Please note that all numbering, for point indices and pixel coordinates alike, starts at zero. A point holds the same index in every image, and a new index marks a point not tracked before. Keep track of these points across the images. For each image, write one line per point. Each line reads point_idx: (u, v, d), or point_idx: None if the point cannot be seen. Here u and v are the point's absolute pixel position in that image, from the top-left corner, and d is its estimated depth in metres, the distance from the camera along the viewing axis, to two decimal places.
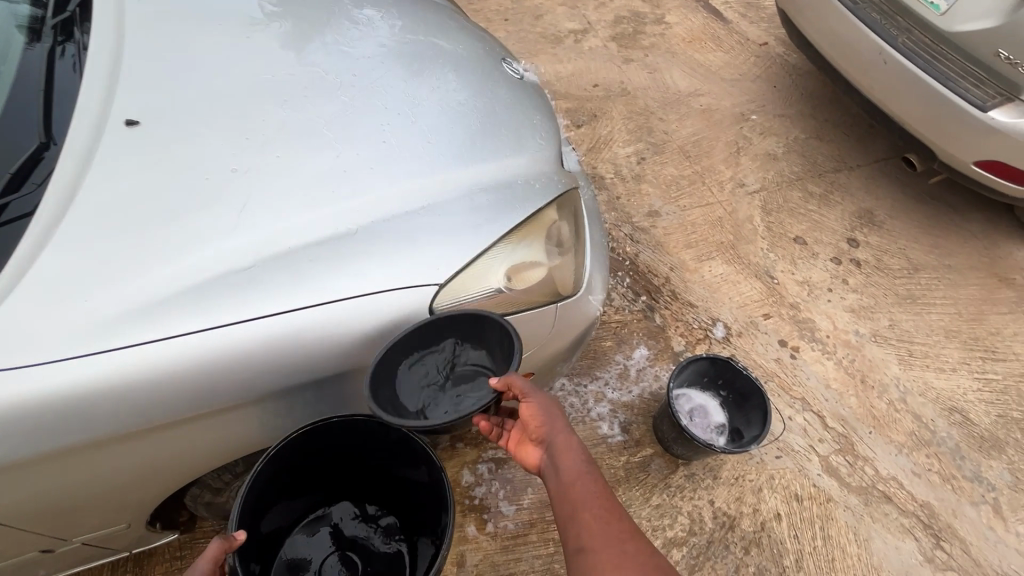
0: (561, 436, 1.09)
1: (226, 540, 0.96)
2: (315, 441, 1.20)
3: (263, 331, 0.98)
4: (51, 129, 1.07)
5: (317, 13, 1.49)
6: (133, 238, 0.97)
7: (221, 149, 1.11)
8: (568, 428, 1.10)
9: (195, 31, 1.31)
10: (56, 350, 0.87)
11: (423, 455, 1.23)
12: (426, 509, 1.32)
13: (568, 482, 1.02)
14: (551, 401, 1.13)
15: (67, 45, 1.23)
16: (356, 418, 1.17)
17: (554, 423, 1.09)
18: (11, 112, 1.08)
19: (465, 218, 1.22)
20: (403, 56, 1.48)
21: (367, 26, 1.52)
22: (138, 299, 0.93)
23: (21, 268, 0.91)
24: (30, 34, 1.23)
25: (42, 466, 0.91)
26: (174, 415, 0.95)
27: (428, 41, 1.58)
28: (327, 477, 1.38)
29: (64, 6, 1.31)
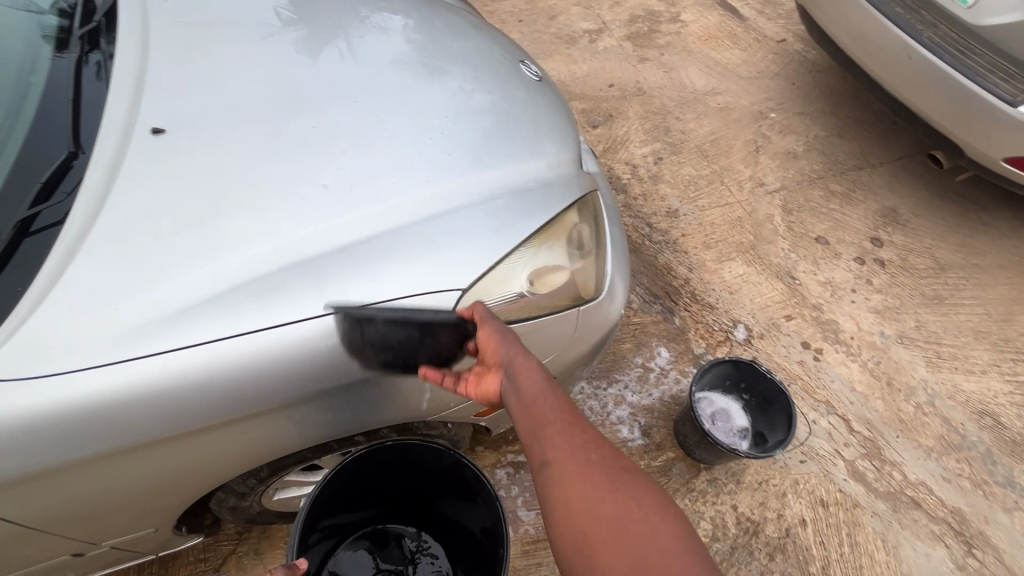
0: (518, 357, 1.03)
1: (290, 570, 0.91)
2: (369, 463, 1.24)
3: (288, 339, 0.98)
4: (81, 139, 1.09)
5: (337, 19, 1.50)
6: (160, 246, 0.98)
7: (244, 156, 1.11)
8: (524, 349, 1.05)
9: (217, 39, 1.32)
10: (86, 358, 0.87)
11: (476, 486, 1.24)
12: (473, 544, 1.33)
13: (529, 401, 0.98)
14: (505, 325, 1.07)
15: (94, 54, 1.25)
16: (409, 444, 1.22)
17: (511, 347, 1.03)
18: (42, 122, 1.10)
19: (487, 223, 1.21)
20: (421, 60, 1.48)
21: (385, 31, 1.52)
22: (164, 306, 0.93)
23: (53, 277, 0.92)
24: (60, 45, 1.26)
25: (75, 473, 0.92)
26: (202, 422, 0.96)
27: (445, 44, 1.58)
28: (377, 499, 1.41)
29: (91, 16, 1.34)
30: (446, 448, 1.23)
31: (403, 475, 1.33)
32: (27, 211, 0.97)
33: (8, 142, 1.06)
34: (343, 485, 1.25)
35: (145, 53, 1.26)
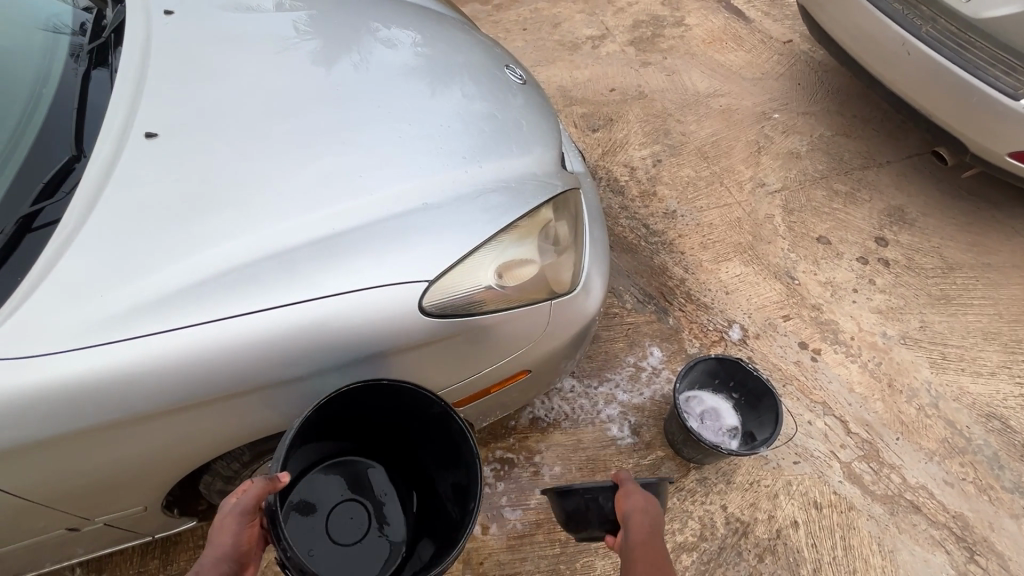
0: (640, 511, 1.07)
1: (271, 481, 0.97)
2: (360, 397, 1.20)
3: (260, 322, 1.04)
4: (83, 145, 1.18)
5: (330, 28, 1.58)
6: (145, 240, 1.05)
7: (230, 157, 1.19)
8: (654, 510, 1.08)
9: (214, 51, 1.41)
10: (73, 344, 0.95)
11: (460, 439, 1.24)
12: (442, 503, 1.35)
13: (633, 546, 1.01)
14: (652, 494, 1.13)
15: (101, 70, 1.35)
16: (405, 386, 1.17)
17: (639, 502, 1.09)
18: (50, 129, 1.20)
19: (459, 218, 1.25)
20: (409, 66, 1.54)
21: (376, 39, 1.60)
22: (147, 294, 1.01)
23: (48, 266, 1.00)
24: (71, 60, 1.36)
25: (65, 447, 1.00)
26: (180, 402, 1.02)
27: (434, 51, 1.64)
28: (360, 428, 1.40)
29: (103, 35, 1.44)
30: (436, 398, 1.20)
31: (397, 414, 1.32)
32: (30, 208, 1.07)
33: (18, 147, 1.16)
34: (342, 409, 1.22)
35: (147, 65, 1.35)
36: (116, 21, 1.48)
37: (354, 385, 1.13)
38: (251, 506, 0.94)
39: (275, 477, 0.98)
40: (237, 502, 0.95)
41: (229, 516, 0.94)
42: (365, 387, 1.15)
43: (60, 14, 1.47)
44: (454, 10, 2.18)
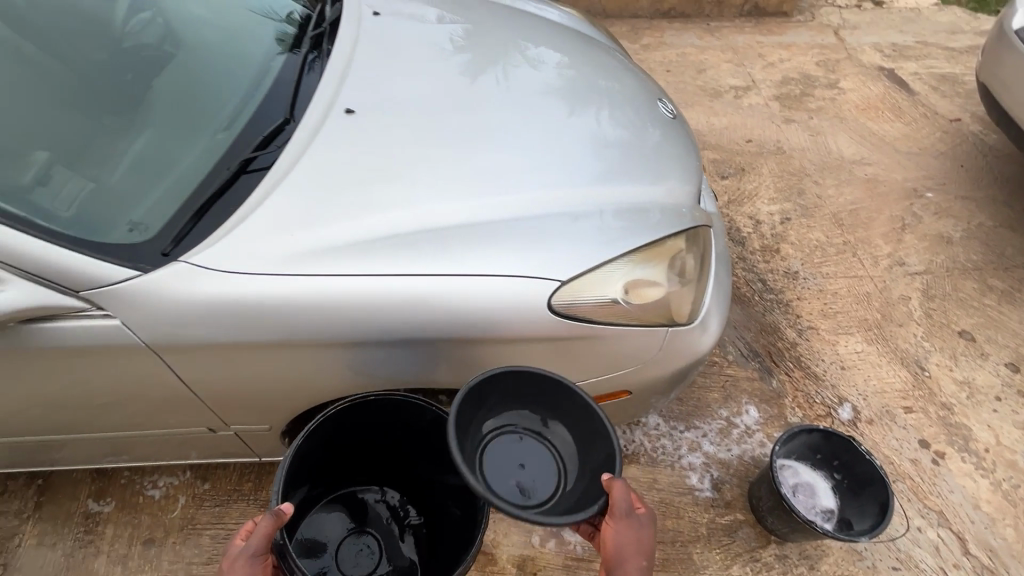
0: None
1: (277, 516, 1.06)
2: (354, 415, 1.26)
3: (407, 285, 1.14)
4: (290, 117, 1.38)
5: (485, 43, 1.73)
6: (328, 195, 1.20)
7: (406, 141, 1.35)
8: (642, 562, 1.07)
9: (407, 52, 1.61)
10: (262, 268, 1.09)
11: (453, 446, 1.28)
12: (446, 505, 1.42)
13: None
14: (639, 530, 1.08)
15: (313, 55, 1.57)
16: (395, 396, 1.23)
17: (631, 562, 1.06)
18: (269, 98, 1.42)
19: (595, 233, 1.30)
20: (550, 85, 1.65)
21: (524, 57, 1.73)
22: (320, 239, 1.14)
23: (256, 202, 1.17)
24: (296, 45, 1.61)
25: (229, 357, 1.14)
26: (327, 339, 1.14)
27: (574, 73, 1.74)
28: (356, 458, 1.45)
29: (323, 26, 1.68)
30: (428, 404, 1.24)
31: (392, 436, 1.38)
32: (249, 154, 1.26)
33: (243, 110, 1.38)
34: (340, 429, 1.29)
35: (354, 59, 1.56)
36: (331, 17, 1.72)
37: (340, 405, 1.22)
38: (262, 545, 1.03)
39: (279, 512, 1.07)
40: (248, 544, 1.04)
41: (241, 558, 1.02)
42: (353, 406, 1.23)
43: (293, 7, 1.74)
44: (613, 43, 2.28)
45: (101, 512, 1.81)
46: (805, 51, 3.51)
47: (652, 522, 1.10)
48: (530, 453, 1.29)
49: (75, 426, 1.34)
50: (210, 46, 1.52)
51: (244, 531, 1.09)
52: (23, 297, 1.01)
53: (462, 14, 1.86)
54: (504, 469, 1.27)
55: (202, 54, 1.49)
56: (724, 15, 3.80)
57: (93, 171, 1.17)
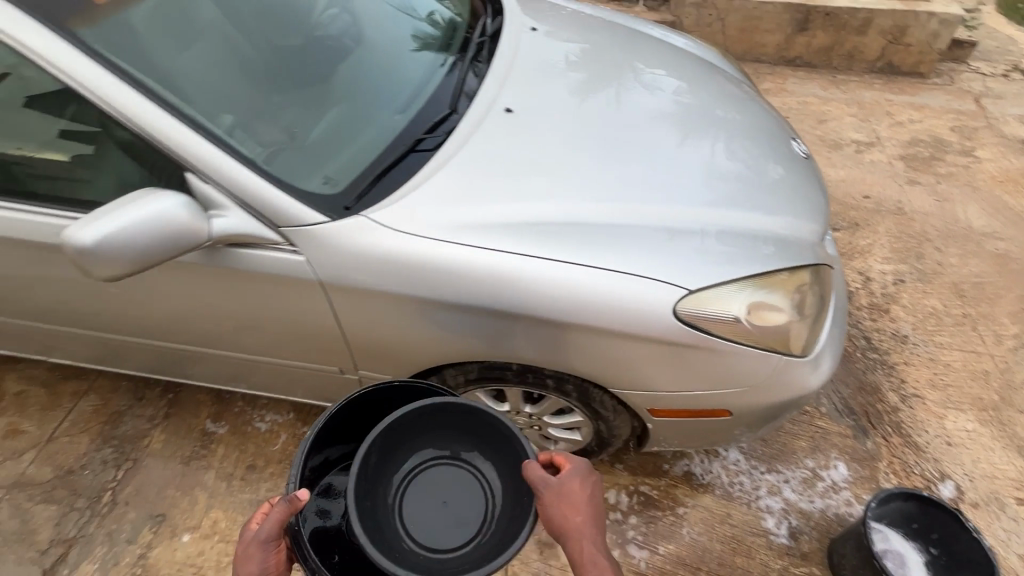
0: (573, 531, 1.01)
1: (291, 502, 1.00)
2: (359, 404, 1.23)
3: (547, 269, 1.25)
4: (439, 112, 1.52)
5: (602, 64, 1.83)
6: (484, 179, 1.34)
7: (553, 142, 1.47)
8: (579, 510, 1.03)
9: (558, 66, 1.76)
10: (423, 232, 1.24)
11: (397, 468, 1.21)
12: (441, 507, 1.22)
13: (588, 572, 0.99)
14: (567, 483, 1.05)
15: (452, 59, 1.70)
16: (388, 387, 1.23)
17: (568, 518, 1.02)
18: (418, 92, 1.57)
19: (724, 251, 1.35)
20: (665, 109, 1.70)
21: (639, 80, 1.80)
22: (476, 216, 1.27)
23: (424, 176, 1.33)
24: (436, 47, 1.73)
25: (378, 304, 1.27)
26: (464, 305, 1.26)
27: (693, 100, 1.80)
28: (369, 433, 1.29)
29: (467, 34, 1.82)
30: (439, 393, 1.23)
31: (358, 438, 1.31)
32: (420, 135, 1.43)
33: (398, 98, 1.53)
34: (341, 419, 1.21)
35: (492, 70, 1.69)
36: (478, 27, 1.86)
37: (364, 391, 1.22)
38: (274, 532, 0.98)
39: (295, 497, 1.00)
40: (261, 529, 0.99)
41: (254, 542, 0.98)
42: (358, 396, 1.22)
43: (439, 10, 1.88)
44: (745, 79, 2.32)
45: (216, 433, 2.04)
46: (939, 114, 3.36)
47: (580, 470, 1.07)
48: (455, 491, 1.21)
49: (222, 341, 1.53)
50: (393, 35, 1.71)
51: (259, 514, 1.05)
52: (238, 223, 1.20)
53: (586, 35, 1.98)
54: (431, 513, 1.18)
55: (386, 41, 1.68)
56: (853, 69, 3.72)
57: (289, 129, 1.33)
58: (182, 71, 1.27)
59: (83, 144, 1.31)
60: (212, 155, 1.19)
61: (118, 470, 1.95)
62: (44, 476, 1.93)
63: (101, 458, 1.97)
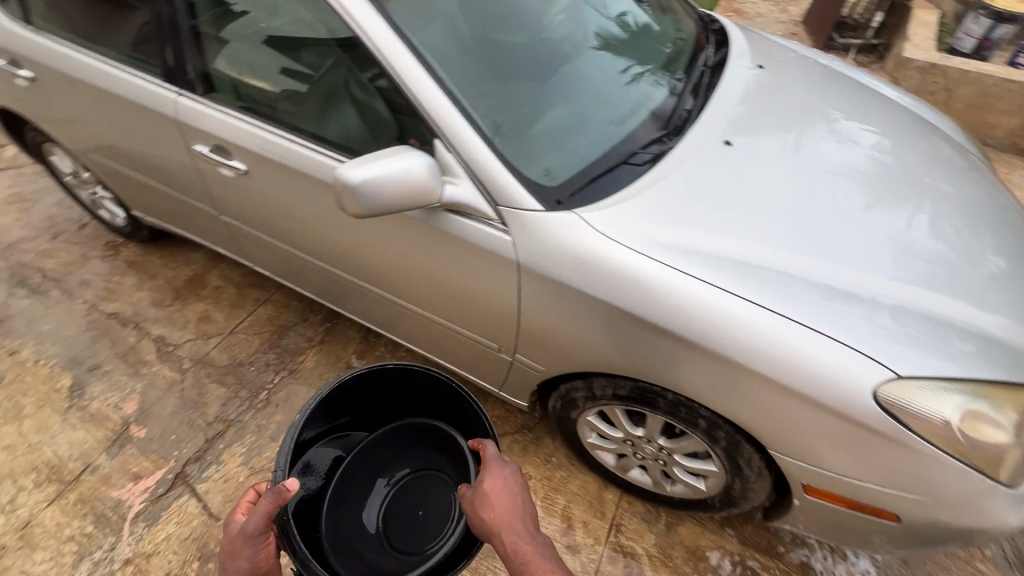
0: (491, 529, 1.14)
1: (278, 493, 1.07)
2: (362, 391, 1.51)
3: (727, 303, 1.22)
4: (624, 126, 1.52)
5: (786, 103, 1.73)
6: (689, 206, 1.35)
7: (764, 186, 1.43)
8: (495, 507, 1.16)
9: (780, 109, 1.70)
10: (622, 243, 1.28)
11: (373, 471, 1.60)
12: (413, 509, 1.57)
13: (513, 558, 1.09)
14: (483, 484, 1.20)
15: (635, 67, 1.66)
16: (387, 368, 1.49)
17: (482, 518, 1.15)
18: (601, 97, 1.55)
19: (941, 342, 1.21)
20: (874, 171, 1.57)
21: (830, 127, 1.67)
22: (675, 241, 1.29)
23: (635, 190, 1.36)
24: (617, 50, 1.68)
25: (558, 298, 1.34)
26: (639, 321, 1.28)
27: (899, 162, 1.64)
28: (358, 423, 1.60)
29: (658, 47, 1.76)
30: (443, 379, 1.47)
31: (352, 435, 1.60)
32: (635, 149, 1.46)
33: (588, 100, 1.53)
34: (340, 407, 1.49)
35: (671, 95, 1.65)
36: (666, 42, 1.81)
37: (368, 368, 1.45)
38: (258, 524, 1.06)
39: (279, 490, 1.08)
40: (249, 523, 1.07)
41: (244, 537, 1.07)
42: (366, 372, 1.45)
43: (632, 11, 1.83)
44: (981, 158, 2.05)
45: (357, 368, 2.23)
46: None
47: (496, 470, 1.22)
48: (426, 497, 1.58)
49: (392, 287, 1.71)
50: (624, 39, 1.72)
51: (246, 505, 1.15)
52: (465, 194, 1.31)
53: (811, 82, 1.88)
54: (402, 517, 1.55)
55: (618, 44, 1.69)
56: None
57: (517, 115, 1.40)
58: (446, 45, 1.40)
59: (338, 90, 1.50)
60: (460, 128, 1.30)
61: (276, 374, 2.20)
62: (222, 360, 2.23)
63: (266, 359, 2.25)
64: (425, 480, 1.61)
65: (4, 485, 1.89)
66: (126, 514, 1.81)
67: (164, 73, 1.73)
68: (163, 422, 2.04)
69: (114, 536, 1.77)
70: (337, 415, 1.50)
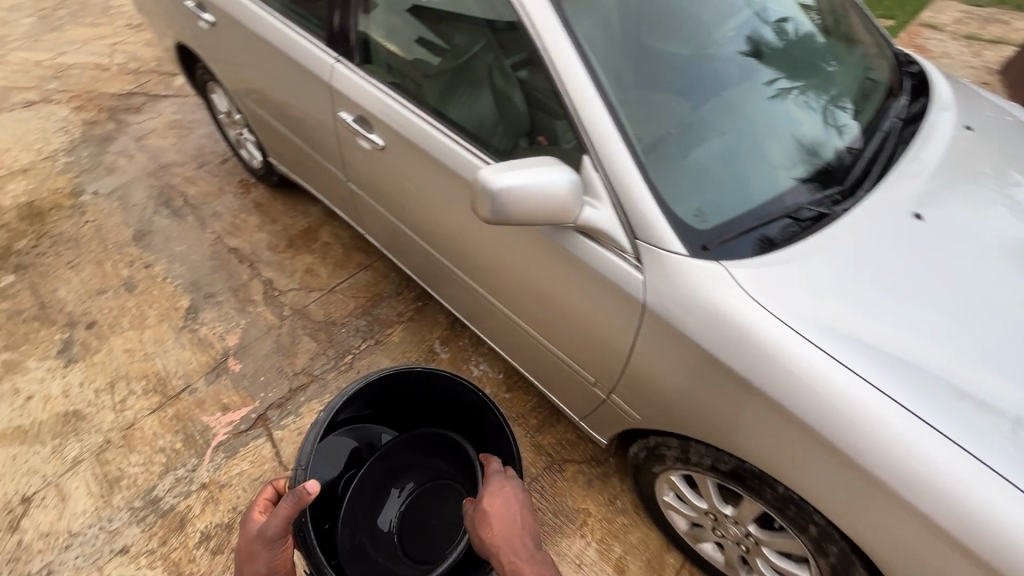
0: (489, 547, 1.13)
1: (298, 497, 1.08)
2: (396, 384, 1.56)
3: (871, 401, 1.04)
4: (767, 159, 1.31)
5: (971, 165, 1.45)
6: (855, 284, 1.16)
7: (956, 275, 1.19)
8: (493, 524, 1.15)
9: (989, 182, 1.41)
10: (767, 311, 1.12)
11: (391, 476, 1.63)
12: (426, 519, 1.61)
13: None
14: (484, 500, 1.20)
15: (782, 80, 1.42)
16: (422, 370, 1.53)
17: (482, 534, 1.15)
18: (742, 118, 1.34)
19: None
20: None
21: None
22: (831, 321, 1.11)
23: (795, 252, 1.19)
24: (769, 57, 1.44)
25: (677, 352, 1.22)
26: (766, 401, 1.12)
27: None
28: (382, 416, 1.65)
29: (813, 62, 1.50)
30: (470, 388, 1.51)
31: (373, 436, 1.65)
32: (803, 202, 1.27)
33: (730, 120, 1.33)
34: (370, 398, 1.54)
35: (820, 122, 1.40)
36: (830, 59, 1.55)
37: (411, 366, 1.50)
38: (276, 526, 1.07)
39: (300, 492, 1.08)
40: (267, 525, 1.08)
41: (260, 539, 1.07)
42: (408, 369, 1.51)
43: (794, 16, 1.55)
44: None
45: (439, 354, 2.22)
46: None
47: (498, 486, 1.22)
48: (440, 508, 1.63)
49: (491, 286, 1.68)
50: (805, 63, 1.49)
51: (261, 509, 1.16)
52: (603, 220, 1.22)
53: None
54: (414, 526, 1.60)
55: (797, 67, 1.47)
56: None
57: (674, 140, 1.26)
58: (615, 51, 1.27)
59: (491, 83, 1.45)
60: (614, 149, 1.20)
61: (362, 341, 2.25)
62: (318, 316, 2.32)
63: (356, 325, 2.30)
64: (440, 492, 1.65)
65: (119, 384, 2.09)
66: (210, 441, 1.94)
67: (327, 38, 1.77)
68: (256, 362, 2.16)
69: (197, 458, 1.90)
70: (365, 405, 1.55)
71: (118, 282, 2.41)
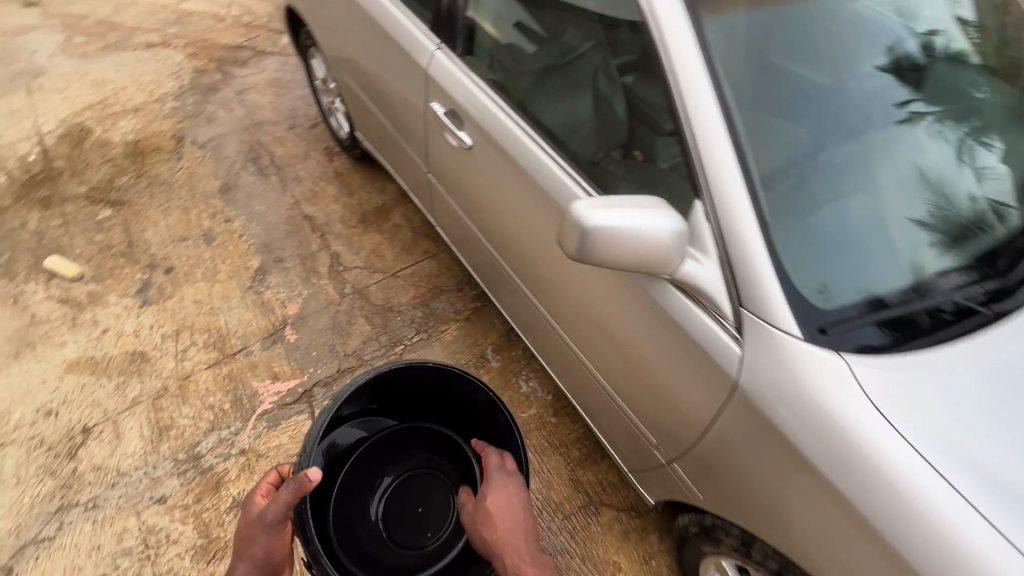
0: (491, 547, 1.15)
1: (299, 486, 1.06)
2: (408, 380, 1.45)
3: (1002, 562, 0.84)
4: (897, 216, 1.09)
5: None
6: (1006, 411, 0.94)
7: None
8: (497, 524, 1.16)
9: None
10: (891, 424, 0.93)
11: (384, 463, 1.56)
12: (413, 507, 1.56)
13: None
14: (488, 499, 1.20)
15: (916, 102, 1.16)
16: (437, 369, 1.41)
17: (486, 535, 1.16)
18: (867, 150, 1.11)
19: None
20: None
21: None
22: (968, 453, 0.91)
23: (935, 357, 0.99)
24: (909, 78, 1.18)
25: (765, 442, 1.05)
26: (865, 528, 0.94)
27: None
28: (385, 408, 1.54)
29: (960, 82, 1.22)
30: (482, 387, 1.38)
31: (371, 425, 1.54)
32: (955, 293, 1.04)
33: (857, 157, 1.10)
34: (379, 390, 1.43)
35: (951, 157, 1.15)
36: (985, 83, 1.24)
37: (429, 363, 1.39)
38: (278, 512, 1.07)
39: (300, 481, 1.06)
40: (267, 511, 1.08)
41: (261, 526, 1.08)
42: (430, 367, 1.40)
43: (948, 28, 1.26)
44: None
45: (490, 361, 2.13)
46: None
47: (501, 483, 1.22)
48: (428, 497, 1.58)
49: (547, 299, 1.58)
50: (963, 95, 1.21)
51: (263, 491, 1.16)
52: (705, 277, 1.05)
53: None
54: (400, 515, 1.55)
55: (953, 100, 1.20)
56: None
57: (804, 193, 1.06)
58: (750, 78, 1.08)
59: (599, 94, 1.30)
60: (734, 197, 1.02)
61: (415, 333, 2.20)
62: (376, 299, 2.29)
63: (412, 315, 2.25)
64: (429, 482, 1.59)
65: (184, 333, 2.16)
66: (256, 407, 1.97)
67: (432, 21, 1.68)
68: (311, 335, 2.16)
69: (242, 422, 1.94)
70: (370, 398, 1.44)
71: (199, 232, 2.49)
